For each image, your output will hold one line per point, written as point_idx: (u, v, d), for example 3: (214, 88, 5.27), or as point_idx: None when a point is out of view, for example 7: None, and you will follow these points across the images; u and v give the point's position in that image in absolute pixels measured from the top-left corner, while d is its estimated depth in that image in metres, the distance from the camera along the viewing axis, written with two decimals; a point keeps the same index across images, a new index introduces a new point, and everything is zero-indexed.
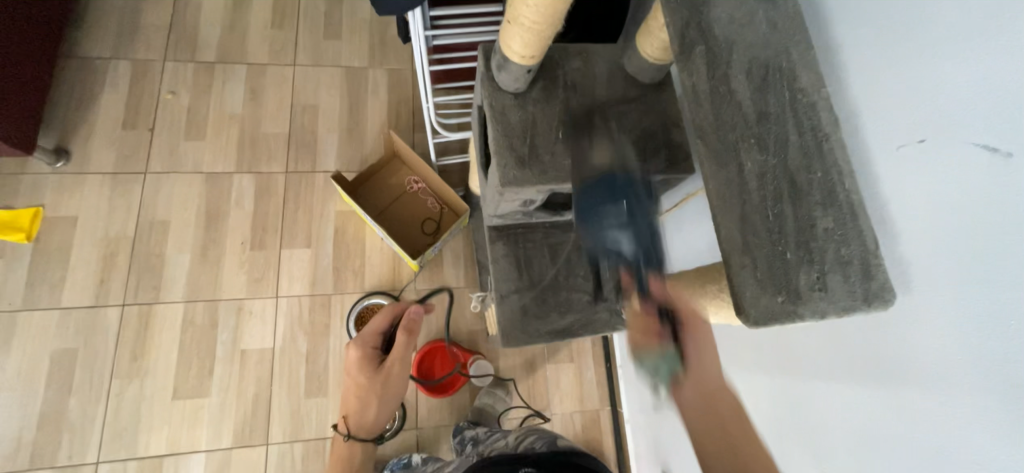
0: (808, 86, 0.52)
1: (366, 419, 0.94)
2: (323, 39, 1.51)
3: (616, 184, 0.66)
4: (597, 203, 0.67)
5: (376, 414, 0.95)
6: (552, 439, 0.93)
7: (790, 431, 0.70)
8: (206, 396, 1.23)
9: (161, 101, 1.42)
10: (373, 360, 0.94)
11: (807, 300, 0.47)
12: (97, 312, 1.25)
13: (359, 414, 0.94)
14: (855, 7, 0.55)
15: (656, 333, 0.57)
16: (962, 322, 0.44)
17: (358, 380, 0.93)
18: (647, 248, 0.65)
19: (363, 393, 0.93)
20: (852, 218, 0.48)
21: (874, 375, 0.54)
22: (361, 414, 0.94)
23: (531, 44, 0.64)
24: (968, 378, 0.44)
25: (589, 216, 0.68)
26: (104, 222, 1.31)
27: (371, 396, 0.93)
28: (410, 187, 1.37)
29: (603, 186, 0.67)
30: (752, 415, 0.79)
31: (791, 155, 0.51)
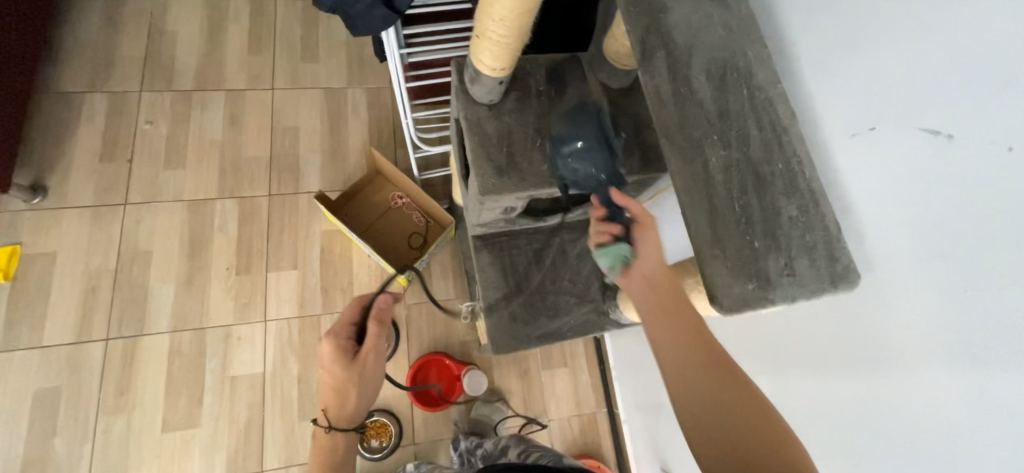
0: (765, 83, 0.55)
1: (348, 407, 0.70)
2: (301, 62, 1.53)
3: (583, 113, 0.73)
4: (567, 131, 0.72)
5: (358, 408, 0.71)
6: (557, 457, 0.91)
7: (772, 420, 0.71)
8: (197, 427, 1.21)
9: (139, 132, 1.42)
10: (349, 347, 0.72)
11: (777, 285, 0.49)
12: (80, 349, 1.23)
13: (338, 406, 0.70)
14: (803, 7, 0.58)
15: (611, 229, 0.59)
16: (925, 297, 0.46)
17: (335, 371, 0.70)
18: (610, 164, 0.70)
19: (340, 385, 0.70)
20: (814, 205, 0.50)
21: (846, 356, 0.56)
22: (341, 408, 0.71)
23: (500, 57, 0.66)
24: (937, 348, 0.46)
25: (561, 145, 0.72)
26: (84, 256, 1.30)
27: (350, 387, 0.70)
28: (394, 203, 1.38)
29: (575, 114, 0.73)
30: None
31: (754, 148, 0.53)
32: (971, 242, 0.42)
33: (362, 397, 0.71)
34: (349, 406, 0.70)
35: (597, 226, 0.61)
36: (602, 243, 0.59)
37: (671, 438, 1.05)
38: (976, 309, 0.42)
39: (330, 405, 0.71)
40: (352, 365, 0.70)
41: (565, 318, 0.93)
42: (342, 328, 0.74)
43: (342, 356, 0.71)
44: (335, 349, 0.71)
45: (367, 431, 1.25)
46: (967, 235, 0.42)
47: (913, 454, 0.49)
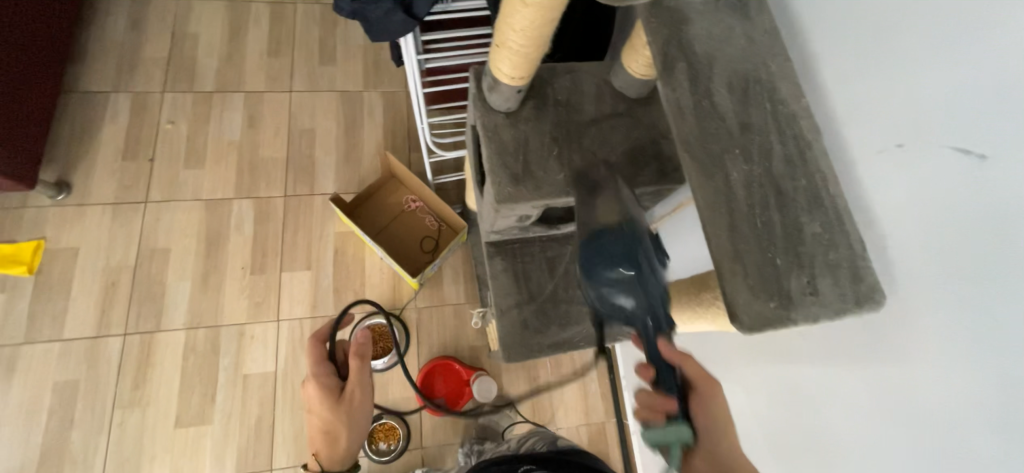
0: (789, 98, 0.55)
1: (341, 446, 0.78)
2: (319, 65, 1.55)
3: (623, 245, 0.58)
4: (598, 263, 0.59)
5: (349, 447, 0.79)
6: (552, 440, 0.86)
7: (785, 438, 0.70)
8: (209, 423, 1.22)
9: (160, 131, 1.45)
10: (332, 389, 0.77)
11: (799, 304, 0.48)
12: (99, 343, 1.25)
13: (332, 448, 0.78)
14: (828, 20, 0.57)
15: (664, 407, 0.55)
16: (949, 319, 0.45)
17: (323, 416, 0.76)
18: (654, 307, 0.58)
19: (331, 427, 0.77)
20: (838, 222, 0.50)
21: (864, 375, 0.55)
22: (334, 450, 0.78)
23: (518, 66, 0.66)
24: (963, 372, 0.44)
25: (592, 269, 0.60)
26: (105, 252, 1.32)
27: (339, 428, 0.76)
28: (408, 206, 1.39)
29: (607, 245, 0.59)
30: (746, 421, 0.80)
31: (776, 163, 0.52)
32: (998, 263, 0.41)
33: (352, 436, 0.78)
34: (342, 447, 0.78)
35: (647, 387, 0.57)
36: (654, 422, 0.55)
37: None
38: (1003, 333, 0.40)
39: (322, 449, 0.78)
40: (339, 408, 0.76)
41: (577, 327, 0.93)
42: (320, 371, 0.77)
43: (327, 401, 0.76)
44: (320, 395, 0.76)
45: (375, 433, 1.25)
46: (995, 257, 0.41)
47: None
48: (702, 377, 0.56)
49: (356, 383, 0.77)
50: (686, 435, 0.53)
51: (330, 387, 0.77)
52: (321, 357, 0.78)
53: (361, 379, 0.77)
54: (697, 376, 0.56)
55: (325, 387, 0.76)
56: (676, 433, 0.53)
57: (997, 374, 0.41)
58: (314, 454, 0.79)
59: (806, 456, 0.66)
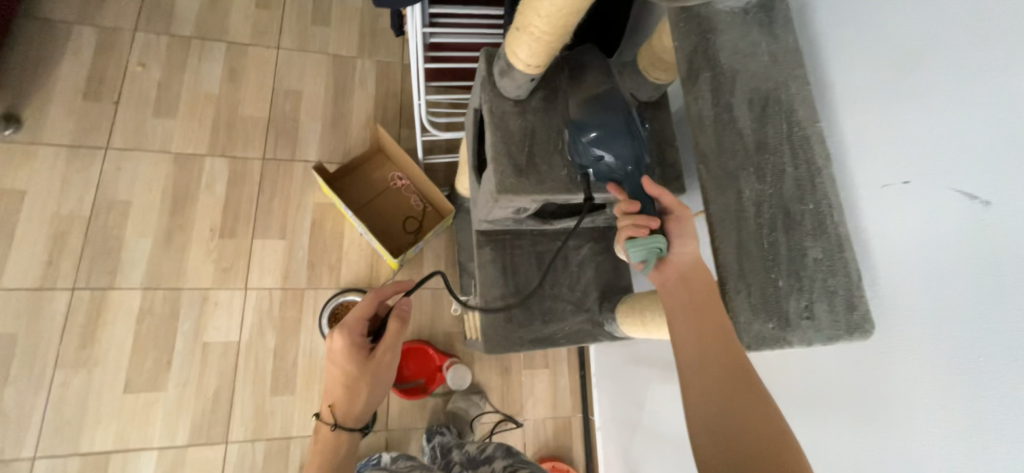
0: (805, 120, 0.54)
1: (354, 407, 0.82)
2: (311, 23, 1.46)
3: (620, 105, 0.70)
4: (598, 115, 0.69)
5: (364, 408, 0.83)
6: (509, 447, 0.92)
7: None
8: (162, 390, 1.16)
9: (129, 73, 1.33)
10: (362, 347, 0.84)
11: (795, 328, 0.49)
12: (43, 295, 1.16)
13: (346, 406, 0.82)
14: (850, 44, 0.56)
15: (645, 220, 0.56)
16: (931, 356, 0.47)
17: (346, 369, 0.82)
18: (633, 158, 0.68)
19: (353, 382, 0.82)
20: (840, 249, 0.50)
21: (843, 399, 0.57)
22: (348, 407, 0.82)
23: (537, 53, 0.64)
24: (938, 404, 0.46)
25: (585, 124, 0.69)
26: (56, 198, 1.22)
27: (362, 385, 0.82)
28: (393, 183, 1.34)
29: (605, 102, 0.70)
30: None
31: (787, 186, 0.52)
32: (987, 310, 0.43)
33: (367, 398, 0.83)
34: (357, 405, 0.82)
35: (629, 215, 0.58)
36: (638, 236, 0.56)
37: (645, 455, 1.07)
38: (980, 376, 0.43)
39: (338, 402, 0.83)
40: (363, 367, 0.82)
41: (560, 325, 0.93)
42: (360, 325, 0.85)
43: (358, 355, 0.83)
44: (354, 346, 0.83)
45: None
46: (984, 304, 0.43)
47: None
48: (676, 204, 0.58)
49: (386, 347, 0.84)
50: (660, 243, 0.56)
51: (360, 344, 0.84)
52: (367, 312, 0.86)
53: (391, 343, 0.85)
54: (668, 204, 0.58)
55: (356, 343, 0.84)
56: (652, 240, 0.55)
57: (974, 412, 0.43)
58: (331, 405, 0.83)
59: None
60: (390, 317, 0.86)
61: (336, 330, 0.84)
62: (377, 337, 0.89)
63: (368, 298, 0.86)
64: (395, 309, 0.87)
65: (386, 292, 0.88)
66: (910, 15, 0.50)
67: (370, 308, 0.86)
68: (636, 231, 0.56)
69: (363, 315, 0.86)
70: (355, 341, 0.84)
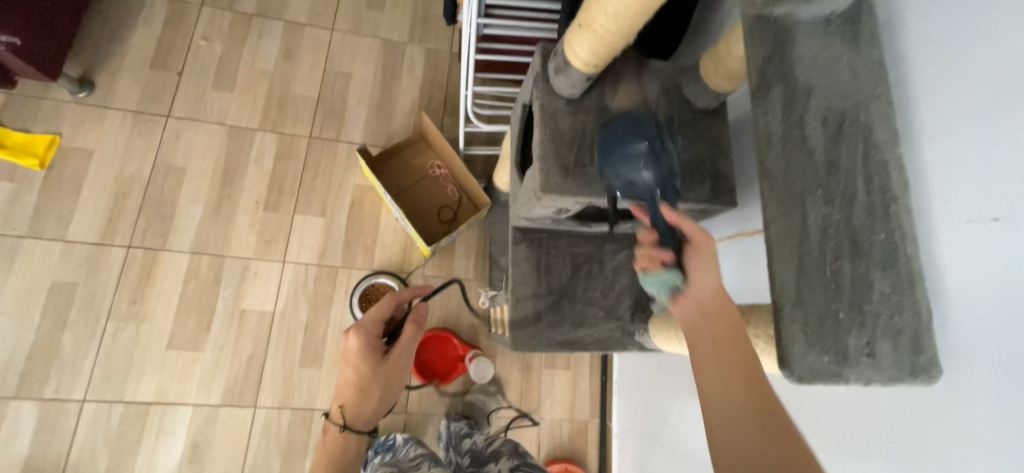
0: (883, 143, 0.50)
1: (365, 412, 0.87)
2: (366, 7, 1.48)
3: (640, 121, 0.68)
4: (618, 135, 0.68)
5: (373, 411, 0.88)
6: None
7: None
8: (201, 351, 1.22)
9: (193, 46, 1.39)
10: (376, 349, 0.86)
11: (854, 364, 0.46)
12: (102, 250, 1.23)
13: (356, 408, 0.87)
14: (942, 59, 0.51)
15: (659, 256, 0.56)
16: (1004, 415, 0.43)
17: (359, 370, 0.84)
18: (664, 181, 0.65)
19: (365, 385, 0.85)
20: (909, 287, 0.47)
21: (896, 447, 0.54)
22: (359, 409, 0.87)
23: (597, 52, 0.62)
24: (1002, 467, 0.43)
25: (608, 144, 0.69)
26: (120, 160, 1.29)
27: (374, 388, 0.85)
28: (432, 172, 1.35)
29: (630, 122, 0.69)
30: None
31: (857, 212, 0.49)
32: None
33: (377, 401, 0.87)
34: (367, 408, 0.87)
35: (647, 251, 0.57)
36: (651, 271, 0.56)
37: (662, 470, 1.04)
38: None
39: (348, 403, 0.87)
40: (377, 370, 0.84)
41: (590, 330, 0.91)
42: (375, 328, 0.87)
43: (371, 357, 0.85)
44: (368, 349, 0.85)
45: None
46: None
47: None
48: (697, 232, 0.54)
49: (400, 353, 0.86)
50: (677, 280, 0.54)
51: (375, 347, 0.86)
52: (383, 316, 0.88)
53: (404, 348, 0.86)
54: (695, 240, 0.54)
55: (371, 345, 0.86)
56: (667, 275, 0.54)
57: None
58: (341, 405, 0.88)
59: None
60: (405, 324, 0.88)
61: (353, 330, 0.86)
62: (393, 339, 0.91)
63: (384, 302, 0.89)
64: (411, 315, 0.89)
65: (402, 297, 0.91)
66: (1016, 28, 0.44)
67: (387, 312, 0.89)
68: (649, 266, 0.56)
69: (379, 317, 0.88)
70: (370, 342, 0.86)
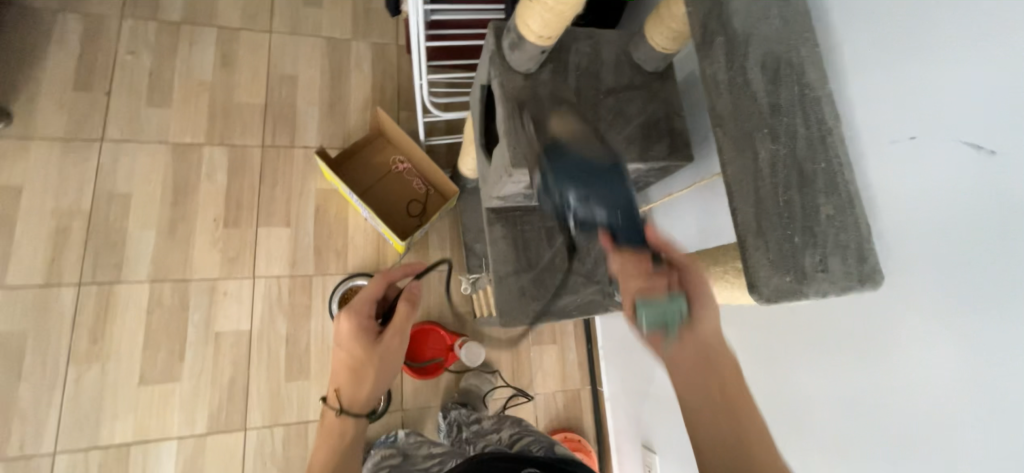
0: (815, 82, 0.56)
1: (358, 396, 0.81)
2: (302, 6, 1.43)
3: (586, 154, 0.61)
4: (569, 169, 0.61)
5: (369, 395, 0.82)
6: (549, 445, 0.82)
7: (773, 412, 0.77)
8: (177, 380, 1.16)
9: (119, 62, 1.30)
10: (368, 330, 0.83)
11: (811, 280, 0.51)
12: (50, 291, 1.15)
13: (352, 389, 0.81)
14: (855, 2, 0.56)
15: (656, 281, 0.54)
16: (943, 305, 0.49)
17: (351, 351, 0.81)
18: (630, 213, 0.58)
19: (359, 364, 0.81)
20: (850, 206, 0.52)
21: (853, 356, 0.61)
22: (354, 392, 0.81)
23: (550, 25, 0.64)
24: (946, 351, 0.50)
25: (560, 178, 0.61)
26: (55, 193, 1.20)
27: (368, 367, 0.81)
28: (395, 167, 1.34)
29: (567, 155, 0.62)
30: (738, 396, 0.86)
31: (800, 145, 0.54)
32: (997, 249, 0.44)
33: (374, 381, 0.82)
34: (361, 392, 0.81)
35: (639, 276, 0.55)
36: (653, 295, 0.53)
37: (656, 420, 1.10)
38: (987, 310, 0.46)
39: (343, 386, 0.82)
40: (370, 349, 0.81)
41: (573, 297, 0.94)
42: (365, 308, 0.85)
43: (364, 335, 0.82)
44: (360, 328, 0.82)
45: None
46: (995, 243, 0.44)
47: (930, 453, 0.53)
48: (689, 263, 0.55)
49: (394, 331, 0.83)
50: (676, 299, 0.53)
51: (366, 327, 0.83)
52: (375, 296, 0.86)
53: (399, 326, 0.83)
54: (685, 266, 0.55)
55: (364, 325, 0.83)
56: (672, 301, 0.53)
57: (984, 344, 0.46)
58: (336, 390, 0.82)
59: (802, 433, 0.72)
60: (399, 301, 0.85)
61: (343, 314, 0.84)
62: (386, 321, 0.87)
63: (378, 282, 0.86)
64: (405, 292, 0.86)
65: (395, 276, 0.88)
66: None
67: (379, 291, 0.86)
68: (651, 291, 0.53)
69: (369, 296, 0.86)
70: (361, 321, 0.83)
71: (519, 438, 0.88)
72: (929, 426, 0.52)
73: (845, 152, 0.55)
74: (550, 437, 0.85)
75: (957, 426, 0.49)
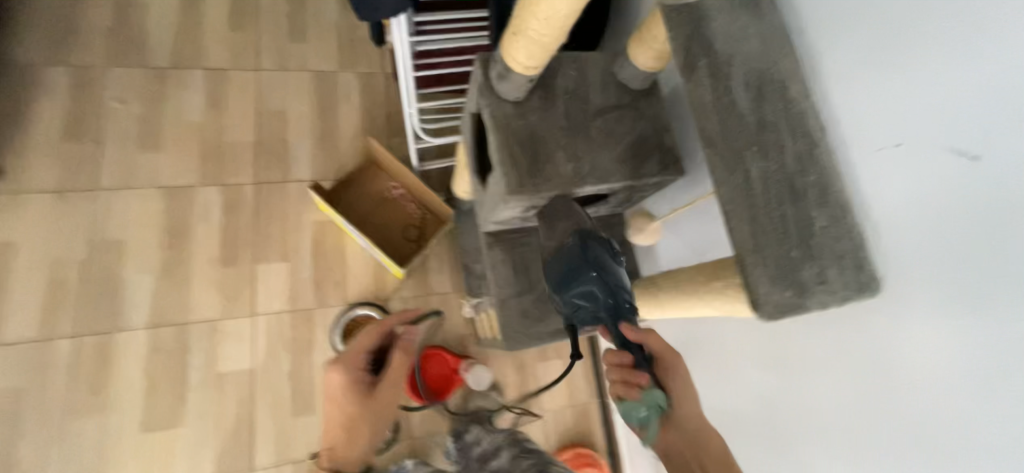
0: (798, 96, 0.57)
1: (354, 453, 0.77)
2: (288, 41, 1.44)
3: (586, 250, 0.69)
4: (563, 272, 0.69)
5: (363, 451, 0.78)
6: (546, 462, 0.74)
7: (783, 428, 0.75)
8: (181, 426, 1.15)
9: (108, 109, 1.30)
10: (363, 381, 0.81)
11: (812, 292, 0.52)
12: (47, 345, 1.13)
13: (343, 446, 0.76)
14: (831, 18, 0.58)
15: (634, 377, 0.55)
16: (942, 308, 0.50)
17: (345, 405, 0.78)
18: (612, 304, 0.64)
19: (353, 420, 0.78)
20: (843, 216, 0.54)
21: (856, 366, 0.61)
22: (348, 447, 0.77)
23: (534, 55, 0.66)
24: (948, 354, 0.50)
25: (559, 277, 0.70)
26: (48, 245, 1.19)
27: (364, 422, 0.78)
28: (389, 194, 1.34)
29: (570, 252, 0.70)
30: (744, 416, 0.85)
31: (789, 160, 0.55)
32: (990, 252, 0.45)
33: (368, 438, 0.79)
34: (356, 448, 0.77)
35: (621, 375, 0.56)
36: (630, 396, 0.54)
37: None
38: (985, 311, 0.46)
39: (336, 443, 0.77)
40: (366, 402, 0.79)
41: None
42: (359, 358, 0.82)
43: (359, 387, 0.80)
44: (354, 380, 0.80)
45: None
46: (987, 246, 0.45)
47: (941, 464, 0.52)
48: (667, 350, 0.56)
49: (390, 382, 0.82)
50: (660, 400, 0.53)
51: (360, 378, 0.80)
52: (368, 345, 0.84)
53: (394, 377, 0.83)
54: (663, 350, 0.56)
55: (358, 377, 0.80)
56: (649, 399, 0.53)
57: (986, 346, 0.46)
58: (325, 448, 0.77)
59: (811, 448, 0.70)
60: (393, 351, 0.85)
61: (336, 364, 0.80)
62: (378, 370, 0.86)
63: (370, 330, 0.84)
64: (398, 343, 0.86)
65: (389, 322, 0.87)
66: None
67: (373, 340, 0.84)
68: (630, 387, 0.55)
69: (361, 345, 0.83)
70: (356, 372, 0.80)
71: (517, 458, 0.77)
72: (936, 434, 0.52)
73: (833, 163, 0.56)
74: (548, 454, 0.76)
75: (964, 432, 0.49)
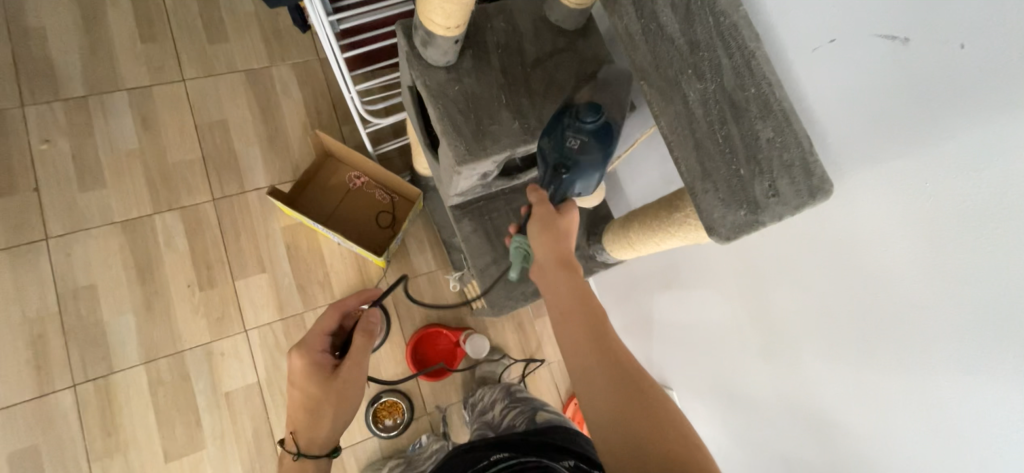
0: (728, 6, 0.52)
1: (317, 436, 0.79)
2: (208, 43, 1.35)
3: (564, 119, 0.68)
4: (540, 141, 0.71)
5: (327, 435, 0.80)
6: (533, 412, 0.88)
7: (759, 332, 0.79)
8: (202, 448, 1.18)
9: (36, 154, 1.23)
10: (324, 365, 0.82)
11: (765, 207, 0.52)
12: (47, 400, 1.13)
13: (309, 429, 0.79)
14: None
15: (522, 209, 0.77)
16: (895, 190, 0.52)
17: (305, 390, 0.80)
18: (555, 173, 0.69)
19: (315, 405, 0.79)
20: (789, 124, 0.50)
21: (825, 258, 0.63)
22: (312, 432, 0.80)
23: (452, 15, 0.62)
24: (904, 232, 0.52)
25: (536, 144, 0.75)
26: (18, 305, 1.16)
27: (325, 407, 0.79)
28: (353, 184, 1.30)
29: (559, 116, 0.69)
30: (727, 329, 0.86)
31: (726, 76, 0.53)
32: (939, 126, 0.46)
33: (331, 423, 0.80)
34: (319, 430, 0.79)
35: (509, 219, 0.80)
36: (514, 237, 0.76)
37: (664, 359, 1.12)
38: (942, 191, 0.48)
39: (300, 428, 0.80)
40: (325, 386, 0.79)
41: None
42: (317, 342, 0.84)
43: (317, 371, 0.81)
44: (311, 363, 0.81)
45: (378, 413, 1.27)
46: (935, 122, 0.47)
47: (909, 336, 0.56)
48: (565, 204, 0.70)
49: (350, 364, 0.81)
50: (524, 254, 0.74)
51: (321, 362, 0.82)
52: (327, 327, 0.87)
53: (352, 360, 0.82)
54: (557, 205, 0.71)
55: (316, 360, 0.82)
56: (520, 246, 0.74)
57: (944, 214, 0.48)
58: (291, 433, 0.81)
59: (787, 345, 0.74)
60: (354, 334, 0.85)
61: (294, 350, 0.82)
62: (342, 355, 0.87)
63: (329, 313, 0.88)
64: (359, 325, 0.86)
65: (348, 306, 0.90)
66: None
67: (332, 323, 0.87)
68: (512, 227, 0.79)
69: (321, 329, 0.87)
70: (314, 355, 0.82)
71: (509, 414, 0.93)
72: (907, 307, 0.55)
73: (771, 68, 0.53)
74: (535, 402, 0.91)
75: (926, 301, 0.53)
